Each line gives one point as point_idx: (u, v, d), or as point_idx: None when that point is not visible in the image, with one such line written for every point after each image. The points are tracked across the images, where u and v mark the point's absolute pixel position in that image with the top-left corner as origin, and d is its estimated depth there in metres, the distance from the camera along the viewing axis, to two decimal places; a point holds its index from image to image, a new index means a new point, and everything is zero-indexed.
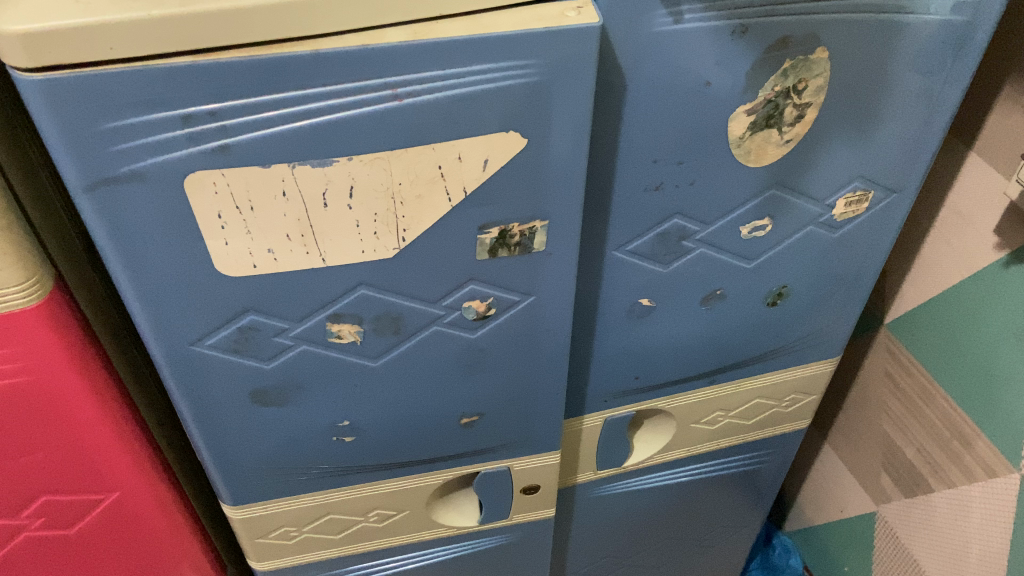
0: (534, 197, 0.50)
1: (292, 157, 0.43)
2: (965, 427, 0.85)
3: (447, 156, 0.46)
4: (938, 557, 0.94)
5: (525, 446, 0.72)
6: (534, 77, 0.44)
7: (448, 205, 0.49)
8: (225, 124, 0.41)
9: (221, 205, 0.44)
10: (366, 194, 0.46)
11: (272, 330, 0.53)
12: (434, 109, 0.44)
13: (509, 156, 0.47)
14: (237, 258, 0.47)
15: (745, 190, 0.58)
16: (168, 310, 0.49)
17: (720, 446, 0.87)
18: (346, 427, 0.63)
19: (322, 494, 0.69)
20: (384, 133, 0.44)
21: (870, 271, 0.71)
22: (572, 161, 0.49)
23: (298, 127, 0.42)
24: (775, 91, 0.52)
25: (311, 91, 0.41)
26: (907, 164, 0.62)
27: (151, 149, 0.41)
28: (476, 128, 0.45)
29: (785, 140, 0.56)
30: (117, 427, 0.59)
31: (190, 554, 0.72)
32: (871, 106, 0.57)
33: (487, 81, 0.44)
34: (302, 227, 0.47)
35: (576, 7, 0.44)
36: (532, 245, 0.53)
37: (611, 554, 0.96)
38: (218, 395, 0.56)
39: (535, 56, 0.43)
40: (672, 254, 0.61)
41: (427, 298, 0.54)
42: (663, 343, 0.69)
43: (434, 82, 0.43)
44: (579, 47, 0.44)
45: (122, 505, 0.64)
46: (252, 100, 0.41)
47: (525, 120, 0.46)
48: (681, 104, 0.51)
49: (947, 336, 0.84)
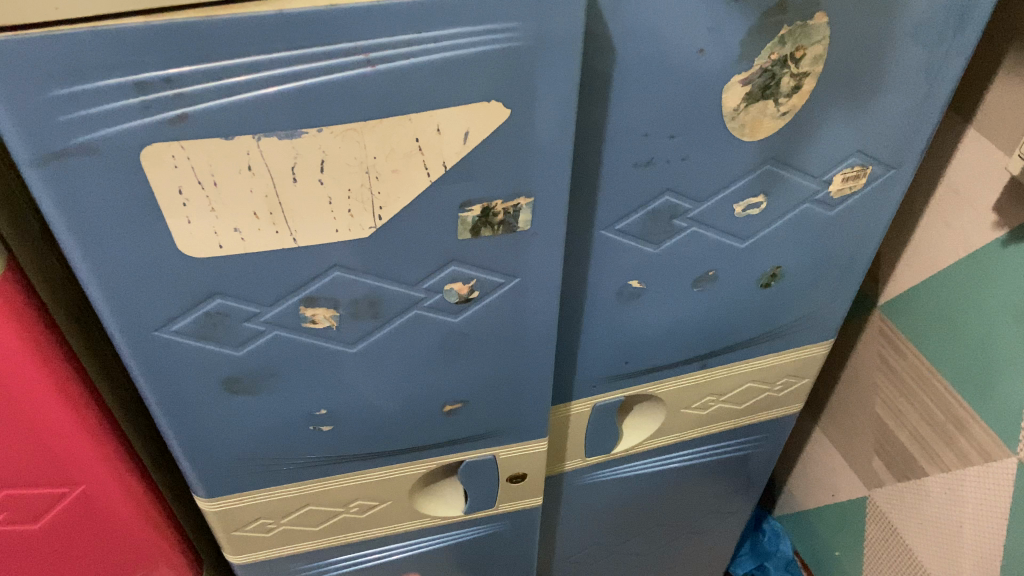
0: (518, 173, 0.47)
1: (256, 128, 0.40)
2: (960, 410, 0.83)
3: (425, 129, 0.43)
4: (933, 542, 0.93)
5: (511, 434, 0.69)
6: (518, 42, 0.41)
7: (427, 181, 0.46)
8: (182, 92, 0.38)
9: (181, 180, 0.41)
10: (338, 168, 0.43)
11: (242, 315, 0.50)
12: (409, 76, 0.41)
13: (491, 128, 0.45)
14: (201, 238, 0.44)
15: (739, 166, 0.56)
16: (129, 294, 0.47)
17: (711, 431, 0.84)
18: (324, 416, 0.60)
19: (300, 486, 0.67)
20: (356, 102, 0.41)
21: (867, 250, 0.69)
22: (557, 133, 0.46)
23: (263, 95, 0.39)
24: (772, 59, 0.50)
25: (277, 56, 0.38)
26: (906, 140, 0.60)
27: (102, 119, 0.38)
28: (455, 97, 0.42)
29: (781, 112, 0.53)
30: (80, 416, 0.56)
31: (163, 549, 0.69)
32: (871, 76, 0.54)
33: (467, 46, 0.41)
34: (271, 204, 0.44)
35: None
36: (517, 223, 0.50)
37: (600, 541, 0.94)
38: (187, 383, 0.54)
39: (517, 20, 0.40)
40: (663, 233, 0.59)
41: (406, 281, 0.52)
42: (653, 327, 0.67)
43: (408, 47, 0.40)
44: (565, 9, 0.41)
45: (89, 498, 0.61)
46: (211, 66, 0.38)
47: (509, 89, 0.43)
48: (673, 73, 0.48)
49: (943, 317, 0.82)
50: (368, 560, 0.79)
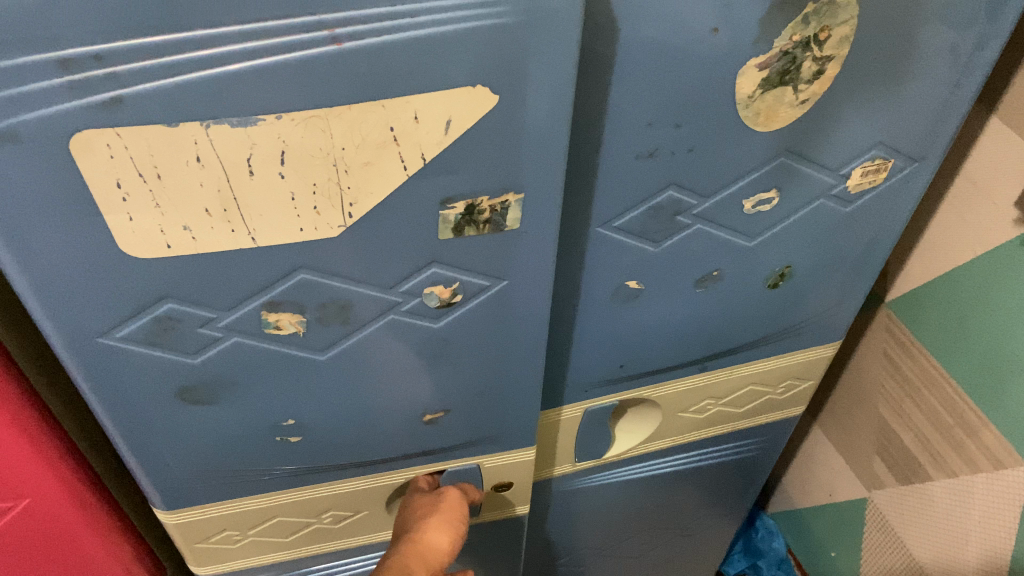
0: (505, 168, 0.42)
1: (204, 113, 0.35)
2: (971, 415, 0.79)
3: (401, 116, 0.38)
4: (934, 547, 0.89)
5: (497, 441, 0.64)
6: (509, 17, 0.36)
7: (404, 175, 0.41)
8: (114, 71, 0.32)
9: (118, 171, 0.36)
10: (300, 159, 0.38)
11: (197, 321, 0.45)
12: (381, 57, 0.35)
13: (476, 117, 0.39)
14: (146, 236, 0.39)
15: (750, 158, 0.51)
16: (68, 296, 0.41)
17: (708, 433, 0.80)
18: (291, 426, 0.55)
19: (268, 497, 0.62)
20: (320, 84, 0.35)
21: (882, 247, 0.64)
22: (552, 125, 0.41)
23: (210, 76, 0.34)
24: (793, 41, 0.44)
25: (224, 30, 0.33)
26: (933, 130, 0.55)
27: (19, 103, 0.32)
28: (435, 81, 0.37)
29: (800, 100, 0.48)
30: (19, 425, 0.51)
31: (119, 559, 0.64)
32: (900, 61, 0.49)
33: (449, 22, 0.35)
34: (224, 200, 0.38)
35: None
36: (505, 222, 0.45)
37: (588, 545, 0.90)
38: (138, 393, 0.48)
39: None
40: (665, 230, 0.54)
41: (379, 284, 0.46)
42: (651, 329, 0.62)
43: (381, 23, 0.34)
44: None
45: (33, 514, 0.55)
46: (148, 41, 0.32)
47: (497, 73, 0.38)
48: (683, 55, 0.43)
49: (953, 316, 0.78)
50: (345, 570, 0.75)
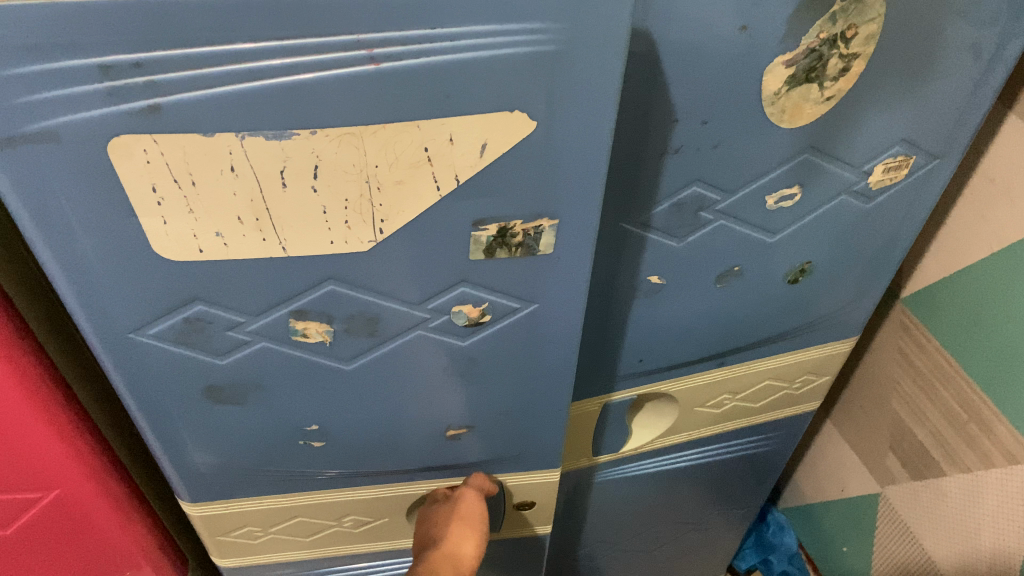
0: (540, 190, 0.42)
1: (239, 125, 0.35)
2: (985, 410, 0.79)
3: (435, 138, 0.38)
4: (947, 543, 0.90)
5: (519, 462, 0.65)
6: (548, 43, 0.36)
7: (435, 196, 0.41)
8: (153, 79, 0.33)
9: (154, 177, 0.36)
10: (333, 175, 0.38)
11: (225, 324, 0.45)
12: (418, 79, 0.35)
13: (511, 141, 0.39)
14: (179, 240, 0.40)
15: (775, 155, 0.51)
16: (103, 294, 0.42)
17: (725, 428, 0.80)
18: (314, 431, 0.55)
19: (289, 497, 0.62)
20: (356, 102, 0.35)
21: (901, 244, 0.64)
22: (592, 146, 0.41)
23: (249, 89, 0.34)
24: (820, 38, 0.45)
25: (265, 45, 0.33)
26: (955, 128, 0.55)
27: (60, 105, 0.33)
28: (472, 104, 0.37)
29: (825, 97, 0.48)
30: (52, 420, 0.51)
31: (145, 552, 0.65)
32: (924, 59, 0.49)
33: (488, 45, 0.35)
34: (257, 210, 0.39)
35: None
36: (537, 245, 0.46)
37: (601, 539, 0.90)
38: (166, 390, 0.49)
39: (551, 19, 0.35)
40: (688, 226, 0.54)
41: (408, 299, 0.47)
42: (672, 324, 0.63)
43: (420, 44, 0.34)
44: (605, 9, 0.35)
45: (61, 504, 0.56)
46: (189, 52, 0.32)
47: (533, 97, 0.38)
48: (710, 52, 0.43)
49: (969, 314, 0.78)
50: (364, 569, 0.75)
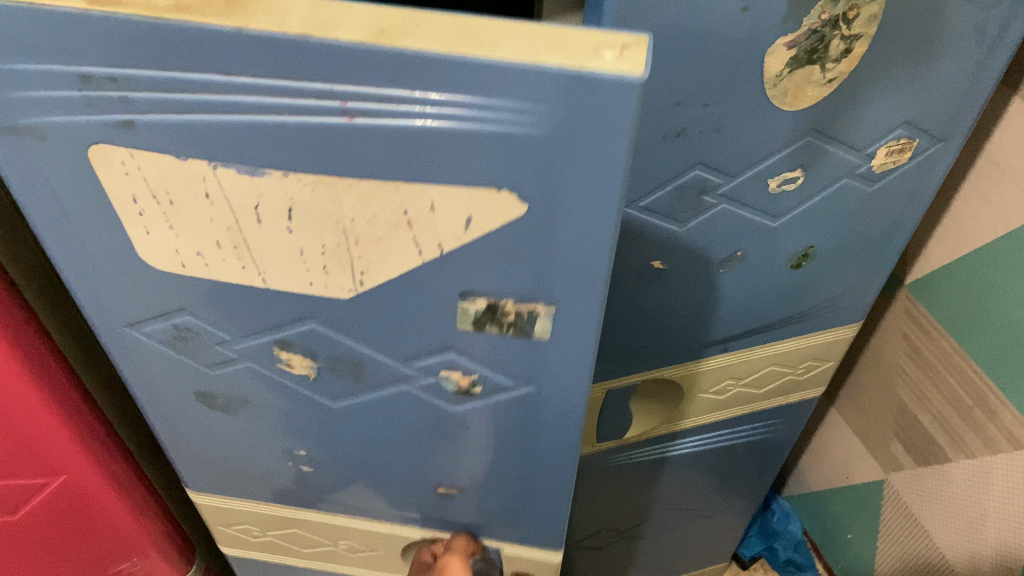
0: (534, 278, 0.37)
1: (210, 154, 0.33)
2: (990, 395, 0.79)
3: (415, 202, 0.34)
4: (952, 528, 0.90)
5: (522, 530, 0.59)
6: (536, 128, 0.30)
7: (419, 260, 0.37)
8: (128, 95, 0.31)
9: (134, 189, 0.35)
10: (308, 219, 0.35)
11: (213, 338, 0.45)
12: (391, 141, 0.31)
13: (502, 221, 0.34)
14: (164, 252, 0.39)
15: (777, 139, 0.51)
16: (99, 287, 0.42)
17: (729, 414, 0.80)
18: (303, 455, 0.54)
19: (284, 508, 0.62)
20: (327, 154, 0.32)
21: (905, 229, 0.64)
22: (598, 241, 0.34)
23: (220, 122, 0.32)
24: (822, 20, 0.44)
25: (234, 80, 0.30)
26: (958, 111, 0.55)
27: (45, 107, 0.33)
28: (453, 176, 0.32)
29: (827, 79, 0.48)
30: (60, 409, 0.52)
31: (154, 538, 0.66)
32: (927, 40, 0.49)
33: (474, 120, 0.30)
34: (234, 238, 0.37)
35: (620, 45, 0.29)
36: (531, 330, 0.40)
37: (605, 526, 0.91)
38: (164, 383, 0.49)
39: (543, 100, 0.29)
40: (690, 211, 0.54)
41: (392, 353, 0.43)
42: (674, 310, 0.63)
43: (395, 105, 0.30)
44: (606, 100, 0.29)
45: (70, 489, 0.57)
46: (159, 75, 0.31)
47: (526, 179, 0.32)
48: (711, 34, 0.43)
49: (974, 299, 0.78)
50: None
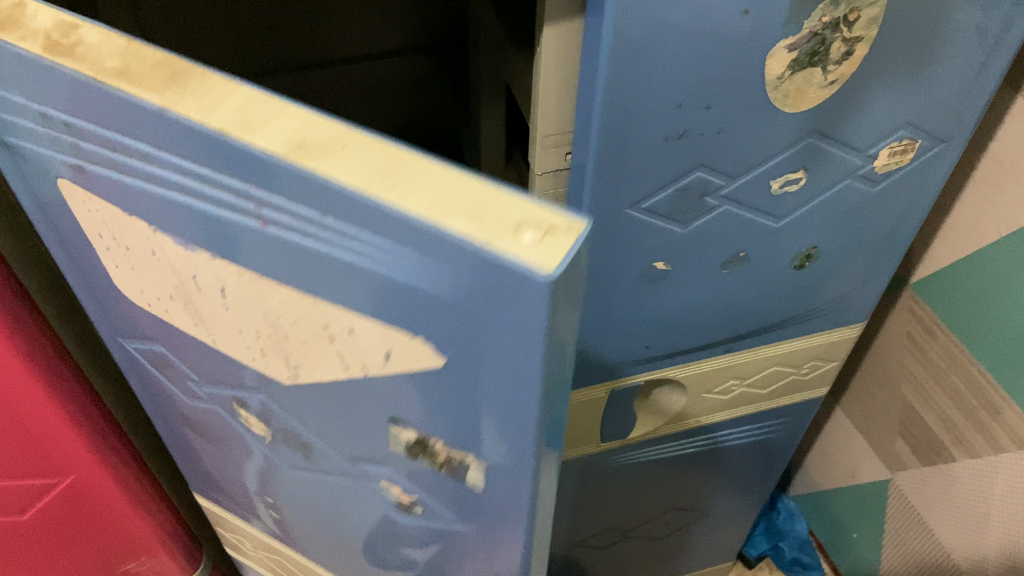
0: (461, 430, 0.35)
1: (157, 216, 0.35)
2: (994, 394, 0.79)
3: (333, 320, 0.34)
4: (957, 528, 0.90)
5: None
6: (440, 281, 0.29)
7: (343, 372, 0.37)
8: (86, 145, 0.34)
9: (103, 226, 0.38)
10: (241, 302, 0.36)
11: (185, 375, 0.47)
12: (303, 253, 0.31)
13: (416, 364, 0.33)
14: (134, 288, 0.41)
15: (778, 140, 0.51)
16: (94, 295, 0.45)
17: (733, 414, 0.81)
18: (273, 502, 0.56)
19: (264, 535, 0.64)
20: (250, 246, 0.33)
21: (908, 229, 0.64)
22: (515, 412, 0.33)
23: (162, 192, 0.33)
24: (822, 22, 0.45)
25: (169, 158, 0.31)
26: (959, 112, 0.55)
27: (29, 135, 0.35)
28: (363, 306, 0.32)
29: (828, 81, 0.48)
30: (68, 411, 0.53)
31: (162, 537, 0.66)
32: (928, 42, 0.49)
33: (380, 256, 0.29)
34: (184, 295, 0.39)
35: (543, 231, 0.27)
36: (463, 475, 0.38)
37: (609, 526, 0.91)
38: (156, 393, 0.52)
39: (444, 259, 0.28)
40: (692, 212, 0.54)
41: (336, 447, 0.43)
42: (677, 311, 0.63)
43: (306, 221, 0.30)
44: (506, 282, 0.27)
45: (79, 489, 0.58)
46: (106, 135, 0.32)
47: (436, 326, 0.31)
48: (711, 37, 0.43)
49: (977, 299, 0.78)
50: None
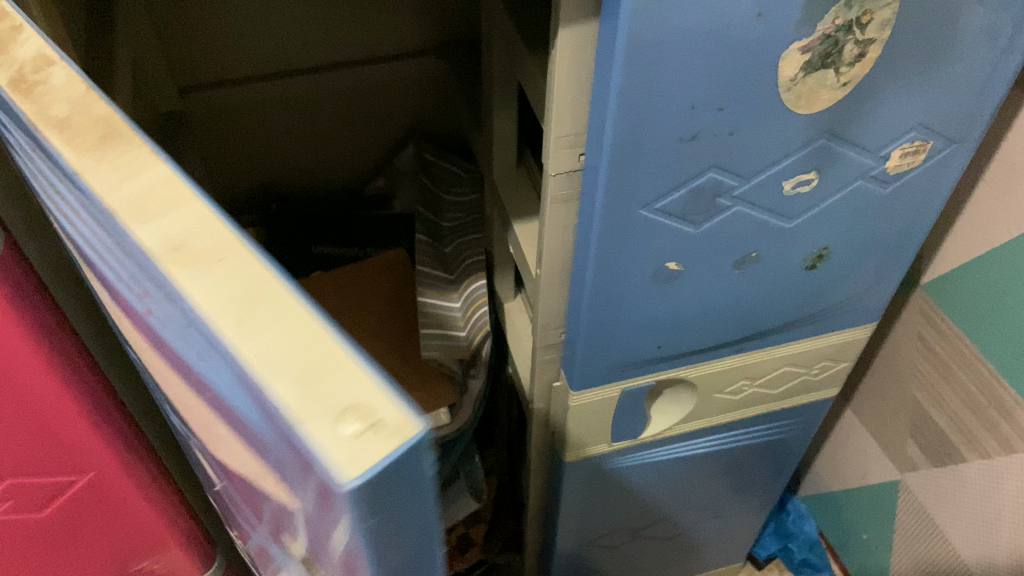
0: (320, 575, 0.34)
1: (102, 275, 0.35)
2: (1005, 395, 0.79)
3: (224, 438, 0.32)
4: (968, 529, 0.90)
5: None
6: (272, 436, 0.25)
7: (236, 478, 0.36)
8: (58, 188, 0.34)
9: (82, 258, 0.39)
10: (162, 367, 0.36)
11: (156, 395, 0.48)
12: (188, 362, 0.29)
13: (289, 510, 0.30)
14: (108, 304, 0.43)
15: (791, 141, 0.51)
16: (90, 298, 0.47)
17: (743, 414, 0.81)
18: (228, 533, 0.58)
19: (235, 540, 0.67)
20: (156, 337, 0.32)
21: (919, 230, 0.65)
22: None
23: (104, 257, 0.33)
24: (836, 24, 0.45)
25: (101, 230, 0.30)
26: (972, 113, 0.55)
27: (29, 161, 0.37)
28: (237, 435, 0.29)
29: (841, 82, 0.49)
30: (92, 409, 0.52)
31: (178, 536, 0.65)
32: (941, 43, 0.49)
33: (230, 387, 0.26)
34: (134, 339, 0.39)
35: (368, 428, 0.22)
36: None
37: (620, 526, 0.91)
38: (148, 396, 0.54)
39: (269, 418, 0.24)
40: (704, 213, 0.55)
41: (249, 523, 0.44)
42: (688, 312, 0.63)
43: (180, 329, 0.27)
44: (315, 473, 0.23)
45: (100, 486, 0.57)
46: (62, 187, 0.32)
47: (285, 480, 0.27)
48: (726, 38, 0.44)
49: (988, 300, 0.78)
50: None
